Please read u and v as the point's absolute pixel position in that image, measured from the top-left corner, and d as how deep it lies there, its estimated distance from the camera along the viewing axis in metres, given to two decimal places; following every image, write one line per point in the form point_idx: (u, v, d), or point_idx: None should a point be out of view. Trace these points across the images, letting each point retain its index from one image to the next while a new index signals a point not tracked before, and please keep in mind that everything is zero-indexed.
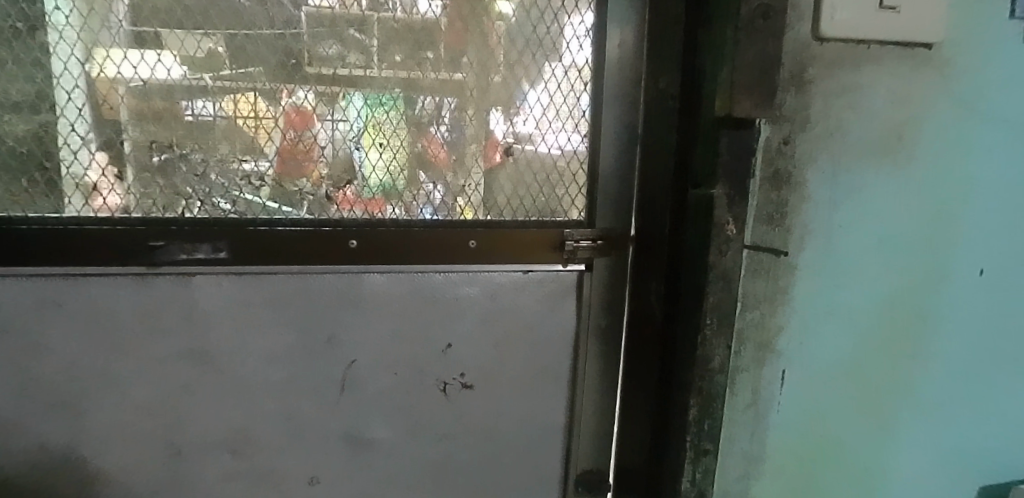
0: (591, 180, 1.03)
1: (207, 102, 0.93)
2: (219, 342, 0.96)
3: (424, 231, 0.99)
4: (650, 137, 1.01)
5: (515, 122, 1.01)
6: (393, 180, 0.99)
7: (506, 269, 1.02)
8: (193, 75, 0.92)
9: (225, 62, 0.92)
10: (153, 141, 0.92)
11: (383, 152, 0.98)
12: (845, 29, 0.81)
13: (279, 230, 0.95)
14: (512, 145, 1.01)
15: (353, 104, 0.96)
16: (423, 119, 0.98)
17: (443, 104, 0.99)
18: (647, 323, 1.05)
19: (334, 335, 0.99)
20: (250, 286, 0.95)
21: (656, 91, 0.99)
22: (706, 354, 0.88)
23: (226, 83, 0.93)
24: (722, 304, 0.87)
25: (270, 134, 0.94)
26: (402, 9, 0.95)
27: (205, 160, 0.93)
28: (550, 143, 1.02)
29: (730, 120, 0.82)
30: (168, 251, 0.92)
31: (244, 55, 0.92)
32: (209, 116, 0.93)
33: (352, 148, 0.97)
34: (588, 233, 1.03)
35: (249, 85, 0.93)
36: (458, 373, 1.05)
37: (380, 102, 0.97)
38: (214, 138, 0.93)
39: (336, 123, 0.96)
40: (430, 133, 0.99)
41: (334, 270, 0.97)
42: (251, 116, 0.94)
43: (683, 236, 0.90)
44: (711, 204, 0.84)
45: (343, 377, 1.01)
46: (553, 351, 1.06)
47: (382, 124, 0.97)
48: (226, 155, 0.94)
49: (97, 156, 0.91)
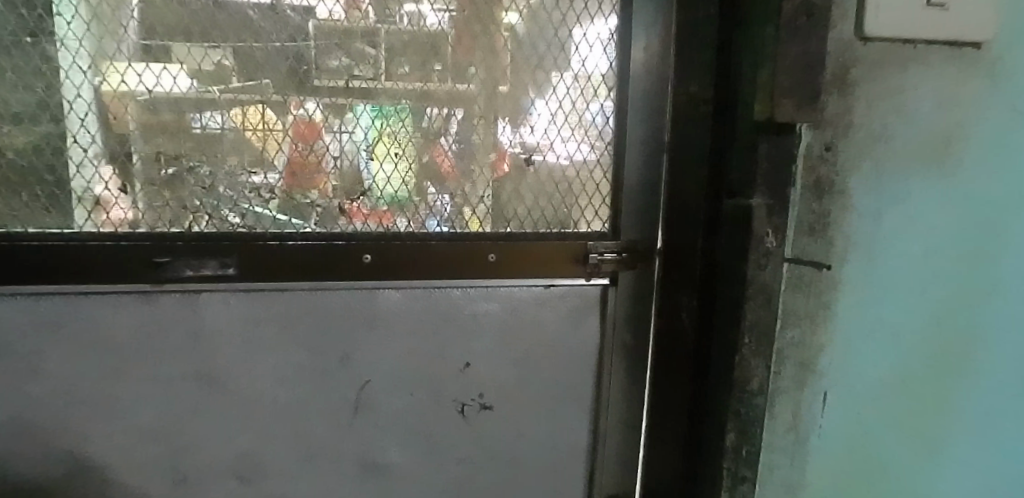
0: (616, 190, 0.98)
1: (215, 113, 0.88)
2: (227, 363, 0.91)
3: (441, 245, 0.94)
4: (678, 144, 0.95)
5: (525, 131, 0.96)
6: (401, 192, 0.94)
7: (526, 284, 0.97)
8: (201, 88, 0.88)
9: (234, 73, 0.88)
10: (160, 153, 0.88)
11: (396, 163, 0.93)
12: (889, 30, 0.76)
13: (290, 245, 0.90)
14: (522, 156, 0.96)
15: (360, 116, 0.91)
16: (434, 131, 0.94)
17: (450, 116, 0.94)
18: (679, 342, 0.99)
19: (348, 354, 0.94)
20: (260, 303, 0.91)
21: (686, 96, 0.94)
22: (744, 375, 0.83)
23: (235, 95, 0.88)
24: (761, 322, 0.81)
25: (280, 145, 0.90)
26: (410, 21, 0.91)
27: (212, 174, 0.89)
28: (558, 152, 0.97)
29: (770, 125, 0.77)
30: (173, 267, 0.87)
31: (253, 65, 0.88)
32: (217, 128, 0.88)
33: (361, 159, 0.92)
34: (612, 246, 0.98)
35: (259, 98, 0.89)
36: (477, 394, 1.00)
37: (390, 113, 0.92)
38: (222, 150, 0.89)
39: (344, 135, 0.91)
40: (439, 144, 0.94)
41: (347, 286, 0.92)
42: (260, 128, 0.89)
43: (719, 247, 0.85)
44: (750, 215, 0.79)
45: (356, 398, 0.96)
46: (576, 369, 1.01)
47: (394, 134, 0.93)
48: (235, 167, 0.90)
49: (102, 170, 0.86)
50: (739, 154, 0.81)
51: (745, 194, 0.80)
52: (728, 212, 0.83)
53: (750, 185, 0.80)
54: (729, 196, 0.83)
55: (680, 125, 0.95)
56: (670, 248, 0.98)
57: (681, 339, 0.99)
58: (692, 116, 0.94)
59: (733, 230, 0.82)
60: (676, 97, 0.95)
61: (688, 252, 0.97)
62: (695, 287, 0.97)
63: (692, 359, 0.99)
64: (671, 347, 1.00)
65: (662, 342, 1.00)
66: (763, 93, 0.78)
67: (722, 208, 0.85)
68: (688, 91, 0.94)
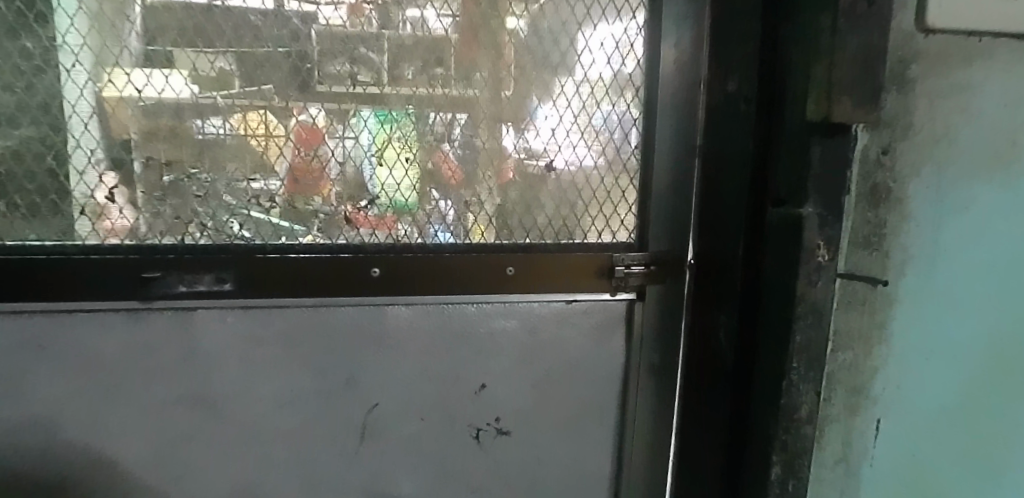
0: (644, 198, 0.90)
1: (218, 120, 0.81)
2: (224, 386, 0.84)
3: (455, 258, 0.87)
4: (714, 146, 0.88)
5: (531, 136, 0.88)
6: (405, 198, 0.86)
7: (545, 299, 0.90)
8: (203, 95, 0.81)
9: (237, 82, 0.81)
10: (158, 161, 0.80)
11: (397, 169, 0.86)
12: (955, 20, 0.69)
13: (292, 257, 0.82)
14: (523, 160, 0.89)
15: (364, 119, 0.84)
16: (435, 136, 0.86)
17: (454, 121, 0.86)
18: (716, 361, 0.90)
19: (354, 376, 0.87)
20: (260, 321, 0.83)
21: (723, 95, 0.86)
22: (791, 398, 0.76)
23: (238, 102, 0.81)
24: (812, 341, 0.74)
25: (281, 150, 0.83)
26: (412, 28, 0.84)
27: (213, 181, 0.82)
28: (566, 157, 0.90)
29: (823, 124, 0.71)
30: (165, 283, 0.80)
31: (256, 69, 0.81)
32: (217, 134, 0.81)
33: (364, 164, 0.85)
34: (639, 258, 0.90)
35: (261, 104, 0.82)
36: (493, 418, 0.92)
37: (391, 119, 0.85)
38: (223, 156, 0.82)
39: (346, 141, 0.84)
40: (443, 151, 0.87)
41: (352, 302, 0.85)
42: (261, 132, 0.82)
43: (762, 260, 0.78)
44: (800, 225, 0.73)
45: (363, 423, 0.88)
46: (599, 390, 0.94)
47: (394, 141, 0.85)
48: (235, 175, 0.82)
49: (105, 178, 0.79)
50: (787, 158, 0.74)
51: (792, 201, 0.74)
52: (775, 222, 0.76)
53: (800, 192, 0.73)
54: (774, 205, 0.76)
55: (716, 126, 0.87)
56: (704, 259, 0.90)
57: (722, 360, 0.89)
58: (727, 117, 0.86)
59: (778, 242, 0.76)
60: (710, 96, 0.88)
61: (732, 265, 0.87)
62: (737, 305, 0.87)
63: (732, 384, 0.89)
64: (706, 365, 0.92)
65: (690, 361, 0.93)
66: (817, 88, 0.70)
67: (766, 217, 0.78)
68: (726, 90, 0.86)
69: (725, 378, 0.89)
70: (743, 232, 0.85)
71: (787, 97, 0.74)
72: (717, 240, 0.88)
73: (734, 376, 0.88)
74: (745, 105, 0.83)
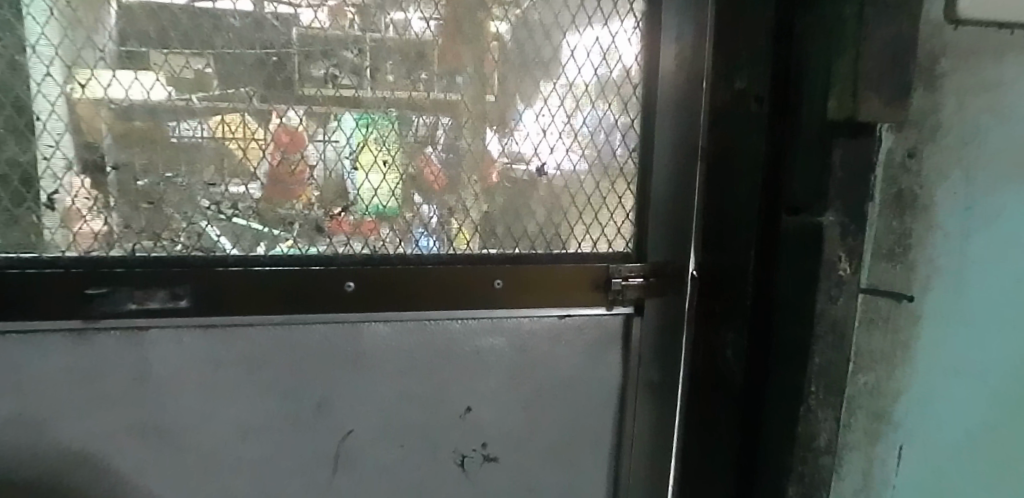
0: (642, 204, 0.84)
1: (193, 123, 0.73)
2: (180, 414, 0.76)
3: (436, 271, 0.79)
4: (718, 146, 0.81)
5: (517, 140, 0.81)
6: (386, 203, 0.79)
7: (538, 314, 0.83)
8: (178, 97, 0.73)
9: (215, 84, 0.73)
10: (136, 167, 0.73)
11: (378, 173, 0.78)
12: (985, 10, 0.63)
13: (253, 270, 0.74)
14: (508, 166, 0.81)
15: (344, 124, 0.77)
16: (420, 141, 0.79)
17: (438, 125, 0.79)
18: (726, 381, 0.84)
19: (325, 400, 0.79)
20: (219, 341, 0.75)
21: (732, 92, 0.79)
22: (807, 425, 0.68)
23: (214, 104, 0.74)
24: (831, 363, 0.67)
25: (261, 152, 0.75)
26: (394, 30, 0.77)
27: (189, 184, 0.74)
28: (553, 162, 0.82)
29: (845, 125, 0.64)
30: (114, 300, 0.71)
31: (229, 69, 0.74)
32: (193, 138, 0.74)
33: (346, 168, 0.77)
34: (637, 269, 0.84)
35: (234, 107, 0.74)
36: (479, 443, 0.85)
37: (372, 121, 0.77)
38: (201, 163, 0.74)
39: (327, 145, 0.76)
40: (426, 155, 0.79)
41: (325, 319, 0.77)
42: (240, 135, 0.74)
43: (781, 273, 0.71)
44: (820, 237, 0.66)
45: (336, 452, 0.81)
46: (594, 411, 0.87)
47: (376, 146, 0.78)
48: (213, 180, 0.74)
49: (80, 182, 0.71)
50: (807, 161, 0.67)
51: (811, 209, 0.67)
52: (790, 231, 0.69)
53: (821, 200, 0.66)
54: (790, 213, 0.70)
55: (723, 126, 0.81)
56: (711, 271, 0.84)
57: (732, 381, 0.83)
58: (735, 121, 0.80)
59: (795, 255, 0.69)
60: (714, 95, 0.81)
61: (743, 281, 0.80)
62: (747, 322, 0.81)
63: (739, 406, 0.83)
64: (714, 386, 0.85)
65: (692, 380, 0.87)
66: (840, 84, 0.63)
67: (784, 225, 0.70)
68: (734, 87, 0.79)
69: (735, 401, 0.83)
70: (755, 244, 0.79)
71: (806, 92, 0.67)
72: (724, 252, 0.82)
73: (745, 398, 0.82)
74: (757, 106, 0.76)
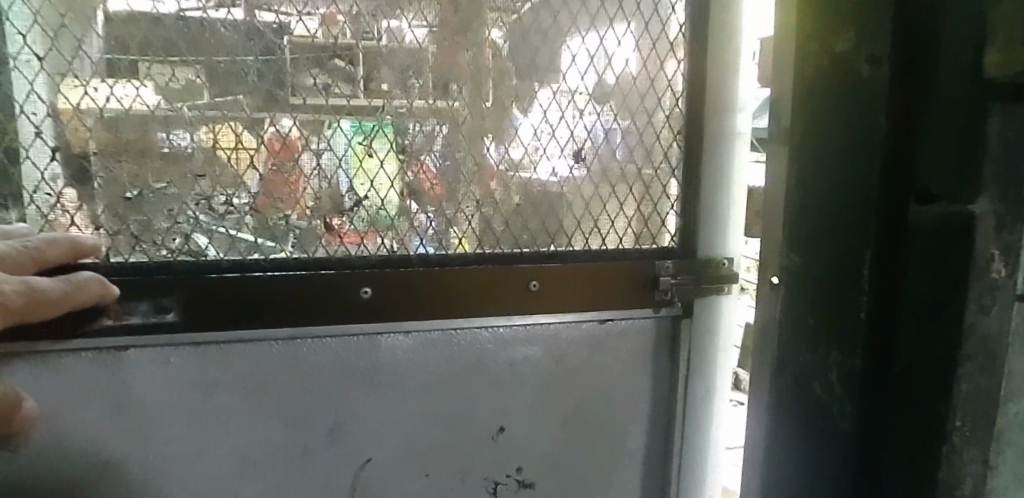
0: (688, 193, 0.74)
1: (183, 129, 0.62)
2: (168, 445, 0.64)
3: (461, 273, 0.68)
4: (801, 131, 0.45)
5: (539, 138, 0.70)
6: (388, 208, 0.68)
7: (576, 319, 0.72)
8: (164, 102, 0.62)
9: (204, 86, 0.62)
10: (114, 164, 0.62)
11: (381, 178, 0.67)
12: None
13: (254, 276, 0.63)
14: (511, 175, 0.70)
15: (340, 132, 0.65)
16: (422, 146, 0.67)
17: (435, 133, 0.68)
18: (830, 421, 0.45)
19: (338, 424, 0.68)
20: (211, 361, 0.64)
21: (828, 60, 0.43)
22: (948, 483, 0.40)
23: (204, 108, 0.63)
24: (978, 400, 0.38)
25: (252, 161, 0.64)
26: (390, 36, 0.66)
27: (178, 193, 0.63)
28: (591, 155, 0.72)
29: (1002, 80, 0.35)
30: (83, 315, 0.60)
31: (218, 50, 0.62)
32: (186, 146, 0.63)
33: (345, 178, 0.66)
34: (685, 265, 0.74)
35: (228, 113, 0.63)
36: (514, 467, 0.74)
37: (373, 130, 0.66)
38: (188, 167, 0.63)
39: (322, 155, 0.65)
40: (422, 161, 0.68)
41: (335, 332, 0.66)
42: (229, 143, 0.63)
43: (903, 287, 0.41)
44: (971, 231, 0.37)
45: (351, 483, 0.70)
46: (639, 426, 0.77)
47: (371, 162, 0.66)
48: (207, 190, 0.64)
49: (41, 176, 0.60)
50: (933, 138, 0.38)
51: (951, 192, 0.38)
52: (925, 228, 0.39)
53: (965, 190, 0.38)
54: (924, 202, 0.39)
55: (816, 96, 0.44)
56: (829, 318, 0.44)
57: (836, 414, 0.45)
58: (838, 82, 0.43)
59: (920, 258, 0.40)
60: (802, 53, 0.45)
61: (846, 318, 0.43)
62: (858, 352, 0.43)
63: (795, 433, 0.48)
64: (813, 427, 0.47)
65: (805, 410, 0.47)
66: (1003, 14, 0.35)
67: (903, 215, 0.41)
68: (832, 51, 0.43)
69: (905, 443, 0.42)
70: (870, 259, 0.42)
71: (940, 43, 0.38)
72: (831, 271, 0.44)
73: (868, 440, 0.44)
74: (872, 67, 0.41)
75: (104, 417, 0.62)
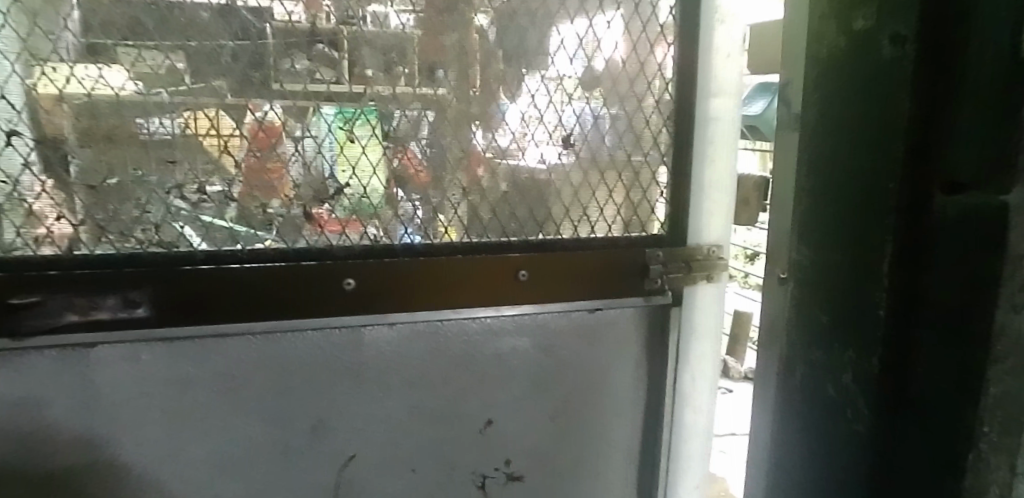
0: (678, 179, 0.72)
1: (153, 113, 0.59)
2: (141, 446, 0.61)
3: (445, 263, 0.66)
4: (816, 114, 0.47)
5: (528, 125, 0.68)
6: (373, 197, 0.65)
7: (565, 309, 0.70)
8: (130, 84, 0.58)
9: (173, 66, 0.59)
10: (76, 149, 0.58)
11: (366, 167, 0.64)
12: None
13: (230, 266, 0.60)
14: (501, 163, 0.68)
15: (323, 118, 0.62)
16: (407, 132, 0.65)
17: (419, 119, 0.65)
18: (846, 418, 0.48)
19: (319, 420, 0.66)
20: (185, 357, 0.61)
21: (847, 40, 0.44)
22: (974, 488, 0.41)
23: (173, 90, 0.59)
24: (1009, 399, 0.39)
25: (235, 148, 0.61)
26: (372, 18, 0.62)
27: (148, 180, 0.60)
28: (582, 143, 0.70)
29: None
30: (48, 311, 0.56)
31: (188, 29, 0.59)
32: (157, 130, 0.59)
33: (329, 165, 0.63)
34: (676, 253, 0.72)
35: (200, 97, 0.60)
36: (502, 461, 0.72)
37: (357, 116, 0.63)
38: (157, 153, 0.59)
39: (305, 142, 0.62)
40: (408, 149, 0.65)
41: (315, 325, 0.63)
42: (209, 128, 0.60)
43: (924, 282, 0.43)
44: (1003, 223, 0.38)
45: (334, 480, 0.67)
46: (629, 418, 0.75)
47: (355, 150, 0.64)
48: (180, 176, 0.60)
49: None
50: (966, 127, 0.39)
51: (978, 181, 0.39)
52: (949, 219, 0.41)
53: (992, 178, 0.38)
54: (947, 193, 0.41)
55: (827, 93, 0.46)
56: (848, 313, 0.46)
57: (854, 413, 0.47)
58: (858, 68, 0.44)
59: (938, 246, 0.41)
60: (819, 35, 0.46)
61: (867, 303, 0.45)
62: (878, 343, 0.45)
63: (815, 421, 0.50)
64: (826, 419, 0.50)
65: (824, 401, 0.49)
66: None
67: (926, 213, 0.42)
68: (851, 31, 0.44)
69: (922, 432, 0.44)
70: (890, 246, 0.43)
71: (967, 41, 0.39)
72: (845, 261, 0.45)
73: (890, 436, 0.46)
74: (894, 47, 0.41)
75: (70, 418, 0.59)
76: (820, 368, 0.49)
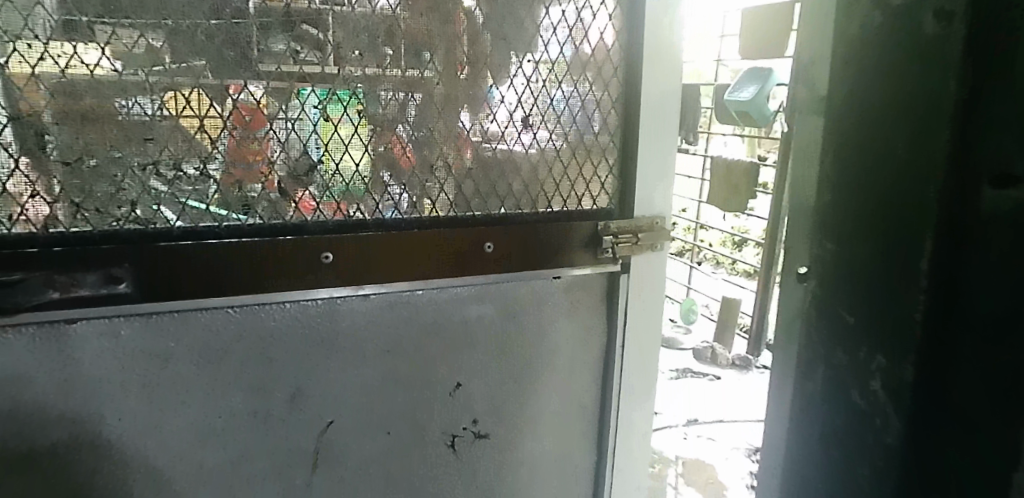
0: (623, 154, 0.76)
1: (128, 92, 0.60)
2: (125, 414, 0.64)
3: (413, 236, 0.69)
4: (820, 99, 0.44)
5: (504, 105, 0.71)
6: (353, 177, 0.67)
7: (527, 278, 0.74)
8: (105, 63, 0.59)
9: (148, 46, 0.60)
10: (50, 127, 0.59)
11: (347, 146, 0.66)
12: None
13: (208, 243, 0.63)
14: (482, 143, 0.71)
15: (308, 103, 0.64)
16: (386, 114, 0.67)
17: (397, 101, 0.67)
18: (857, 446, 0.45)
19: (298, 388, 0.69)
20: (166, 330, 0.64)
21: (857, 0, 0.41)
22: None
23: (149, 69, 0.60)
24: None
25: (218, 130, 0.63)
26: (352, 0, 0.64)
27: (123, 160, 0.61)
28: (552, 122, 0.73)
29: None
30: (29, 289, 0.58)
31: (164, 10, 0.59)
32: (133, 110, 0.60)
33: (313, 147, 0.65)
34: (627, 224, 0.77)
35: (176, 77, 0.61)
36: (470, 421, 0.76)
37: (339, 99, 0.65)
38: (133, 134, 0.61)
39: (294, 124, 0.64)
40: (394, 131, 0.68)
41: (293, 298, 0.66)
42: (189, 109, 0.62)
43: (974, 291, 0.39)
44: None
45: (315, 446, 0.71)
46: (588, 378, 0.80)
47: (338, 131, 0.66)
48: (156, 157, 0.62)
49: None
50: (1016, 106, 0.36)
51: None
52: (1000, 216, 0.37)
53: None
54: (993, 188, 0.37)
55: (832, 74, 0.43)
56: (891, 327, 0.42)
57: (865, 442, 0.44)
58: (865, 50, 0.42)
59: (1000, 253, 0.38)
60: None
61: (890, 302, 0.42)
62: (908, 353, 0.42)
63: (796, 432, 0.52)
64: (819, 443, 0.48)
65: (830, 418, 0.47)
66: None
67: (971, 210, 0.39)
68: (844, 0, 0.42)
69: (937, 462, 0.43)
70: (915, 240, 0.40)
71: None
72: (877, 276, 0.43)
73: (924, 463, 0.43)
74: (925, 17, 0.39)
75: (55, 388, 0.62)
76: (828, 380, 0.47)
